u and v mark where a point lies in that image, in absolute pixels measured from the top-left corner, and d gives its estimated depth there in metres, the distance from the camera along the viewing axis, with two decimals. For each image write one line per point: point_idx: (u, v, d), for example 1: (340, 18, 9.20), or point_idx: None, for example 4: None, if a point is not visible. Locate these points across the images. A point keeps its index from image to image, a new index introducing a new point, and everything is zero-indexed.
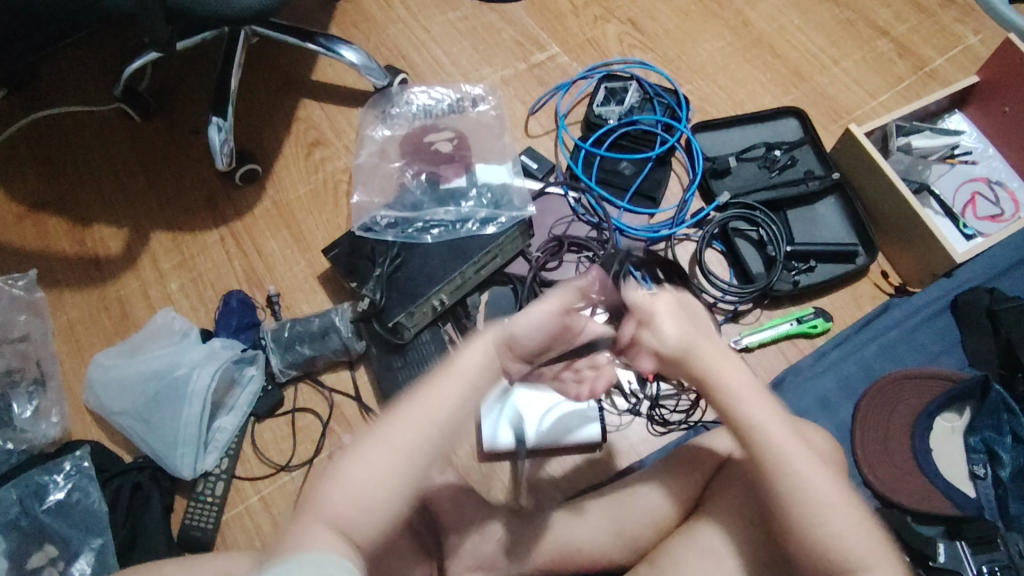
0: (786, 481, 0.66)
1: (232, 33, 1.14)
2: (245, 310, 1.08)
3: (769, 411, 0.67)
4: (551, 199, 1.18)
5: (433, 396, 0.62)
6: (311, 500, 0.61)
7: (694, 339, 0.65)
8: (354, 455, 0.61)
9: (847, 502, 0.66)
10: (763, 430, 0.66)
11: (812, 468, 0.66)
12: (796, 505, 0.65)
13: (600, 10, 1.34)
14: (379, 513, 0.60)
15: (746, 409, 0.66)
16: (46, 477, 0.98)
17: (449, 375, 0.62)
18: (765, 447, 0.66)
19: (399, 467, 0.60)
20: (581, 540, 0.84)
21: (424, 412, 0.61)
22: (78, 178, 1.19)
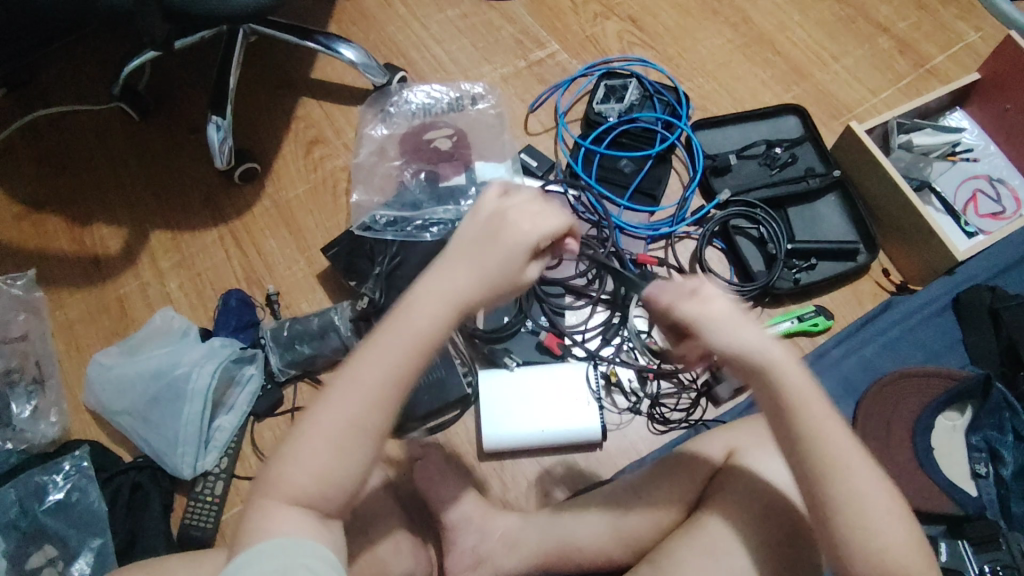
0: (836, 483, 0.61)
1: (231, 31, 1.13)
2: (244, 309, 1.08)
3: (826, 413, 0.63)
4: (550, 197, 1.17)
5: (384, 361, 0.60)
6: (268, 477, 0.61)
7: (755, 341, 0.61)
8: (308, 432, 0.60)
9: (897, 510, 0.62)
10: (822, 433, 0.62)
11: (868, 473, 0.62)
12: (851, 511, 0.61)
13: (600, 7, 1.34)
14: (341, 488, 0.61)
15: (808, 412, 0.62)
16: (45, 478, 0.98)
17: (398, 336, 0.61)
18: (822, 452, 0.62)
19: (354, 441, 0.60)
20: (580, 539, 0.85)
21: (378, 380, 0.60)
22: (76, 177, 1.18)
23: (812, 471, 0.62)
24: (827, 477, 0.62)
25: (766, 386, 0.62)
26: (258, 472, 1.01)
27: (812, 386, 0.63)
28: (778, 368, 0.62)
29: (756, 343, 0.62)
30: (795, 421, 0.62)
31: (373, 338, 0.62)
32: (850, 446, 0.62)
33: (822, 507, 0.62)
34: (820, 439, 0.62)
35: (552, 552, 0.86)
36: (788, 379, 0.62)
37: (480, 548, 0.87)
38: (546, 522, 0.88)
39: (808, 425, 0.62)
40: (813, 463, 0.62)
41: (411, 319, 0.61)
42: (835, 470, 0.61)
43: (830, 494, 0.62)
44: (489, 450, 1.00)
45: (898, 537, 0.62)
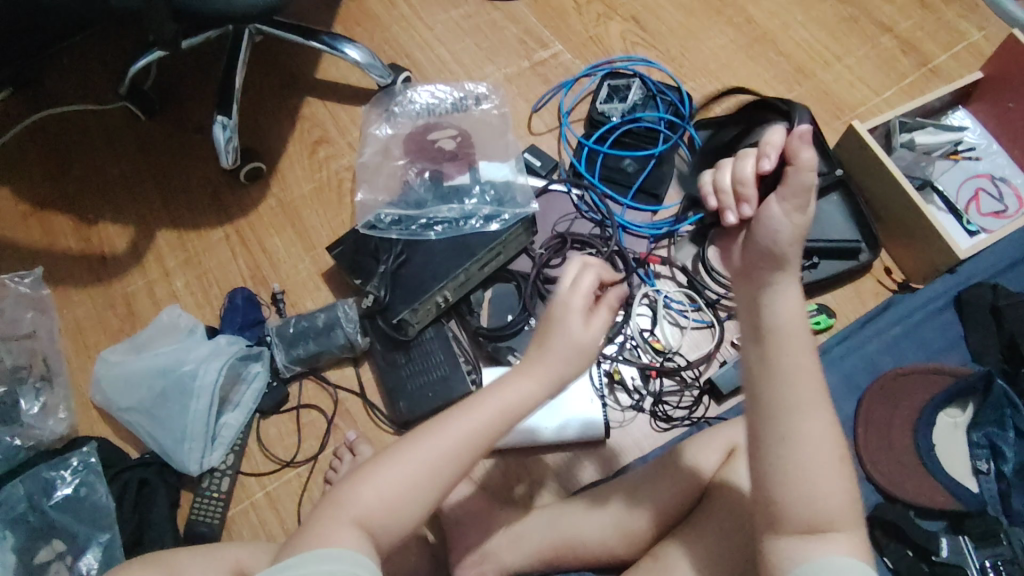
0: (787, 420, 0.59)
1: (237, 31, 1.14)
2: (250, 307, 1.09)
3: (804, 351, 0.60)
4: (553, 197, 1.18)
5: (474, 420, 0.64)
6: (337, 495, 0.62)
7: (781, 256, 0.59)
8: (389, 462, 0.62)
9: (841, 472, 0.60)
10: (793, 367, 0.60)
11: (825, 425, 0.60)
12: (800, 449, 0.59)
13: (603, 8, 1.35)
14: (403, 527, 0.62)
15: (785, 343, 0.60)
16: (53, 473, 0.98)
17: (491, 400, 0.65)
18: (784, 387, 0.60)
19: (427, 485, 0.62)
20: (586, 533, 0.84)
21: (465, 436, 0.64)
22: (84, 176, 1.19)
23: (768, 403, 0.60)
24: (783, 412, 0.60)
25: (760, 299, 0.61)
26: (265, 468, 1.02)
27: (803, 319, 0.61)
28: (779, 280, 0.60)
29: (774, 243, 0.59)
30: (774, 346, 0.60)
31: (464, 401, 0.66)
32: (815, 392, 0.60)
33: (767, 441, 0.60)
34: (786, 374, 0.60)
35: (558, 547, 0.85)
36: (777, 304, 0.60)
37: (484, 545, 0.86)
38: (551, 518, 0.87)
39: (779, 352, 0.60)
40: (772, 395, 0.60)
41: (507, 394, 0.66)
42: (794, 410, 0.59)
43: (775, 431, 0.60)
44: (494, 445, 1.00)
45: (834, 493, 0.59)
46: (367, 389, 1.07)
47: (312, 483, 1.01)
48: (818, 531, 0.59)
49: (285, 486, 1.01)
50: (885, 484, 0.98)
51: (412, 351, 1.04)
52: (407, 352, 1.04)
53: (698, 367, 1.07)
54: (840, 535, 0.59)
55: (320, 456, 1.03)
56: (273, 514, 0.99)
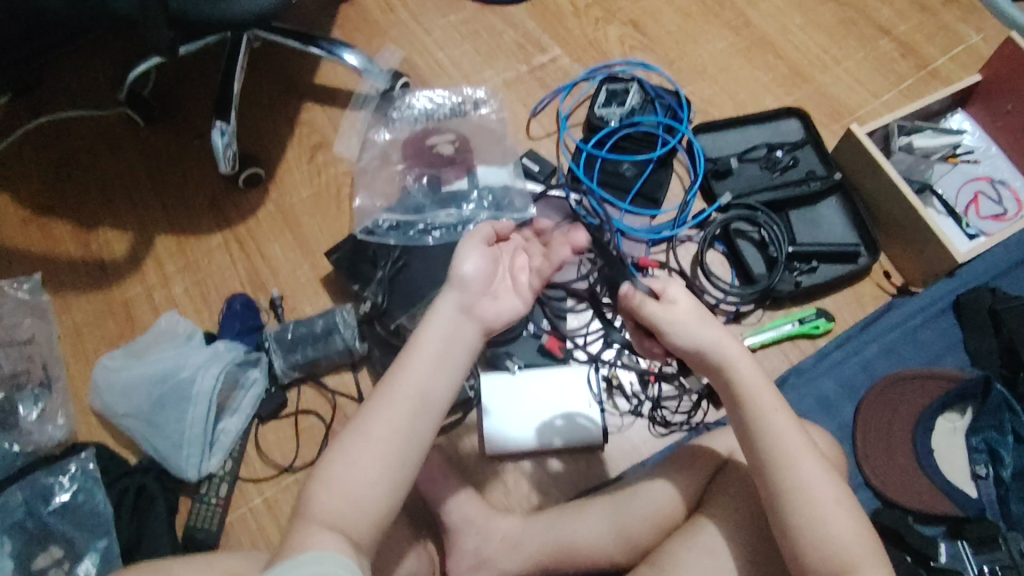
0: (787, 475, 0.69)
1: (235, 37, 1.14)
2: (249, 313, 1.09)
3: (775, 405, 0.70)
4: (551, 201, 1.17)
5: (402, 385, 0.66)
6: (303, 503, 0.64)
7: (705, 333, 0.70)
8: (335, 453, 0.64)
9: (842, 504, 0.68)
10: (778, 427, 0.70)
11: (815, 469, 0.69)
12: (799, 500, 0.68)
13: (602, 12, 1.35)
14: (371, 505, 0.63)
15: (757, 404, 0.70)
16: (51, 479, 0.99)
17: (411, 362, 0.66)
18: (772, 443, 0.69)
19: (379, 460, 0.63)
20: (581, 539, 0.85)
21: (398, 401, 0.65)
22: (83, 182, 1.20)
23: (763, 463, 0.70)
24: (776, 469, 0.69)
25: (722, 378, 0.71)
26: (263, 474, 1.02)
27: (762, 379, 0.71)
28: (727, 359, 0.70)
29: (699, 341, 0.70)
30: (746, 412, 0.70)
31: (390, 371, 0.67)
32: (800, 440, 0.70)
33: (774, 497, 0.69)
34: (771, 429, 0.70)
35: (554, 551, 0.85)
36: (736, 371, 0.70)
37: (481, 550, 0.86)
38: (547, 523, 0.88)
39: (762, 417, 0.70)
40: (763, 453, 0.70)
41: (423, 349, 0.67)
42: (783, 463, 0.69)
43: (777, 485, 0.69)
44: (492, 451, 1.00)
45: (842, 532, 0.67)
46: (365, 395, 1.06)
47: None
48: (843, 572, 0.66)
49: (283, 492, 1.01)
50: (883, 489, 0.98)
51: None
52: None
53: None
54: (862, 567, 0.66)
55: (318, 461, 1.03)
56: (271, 520, 0.99)
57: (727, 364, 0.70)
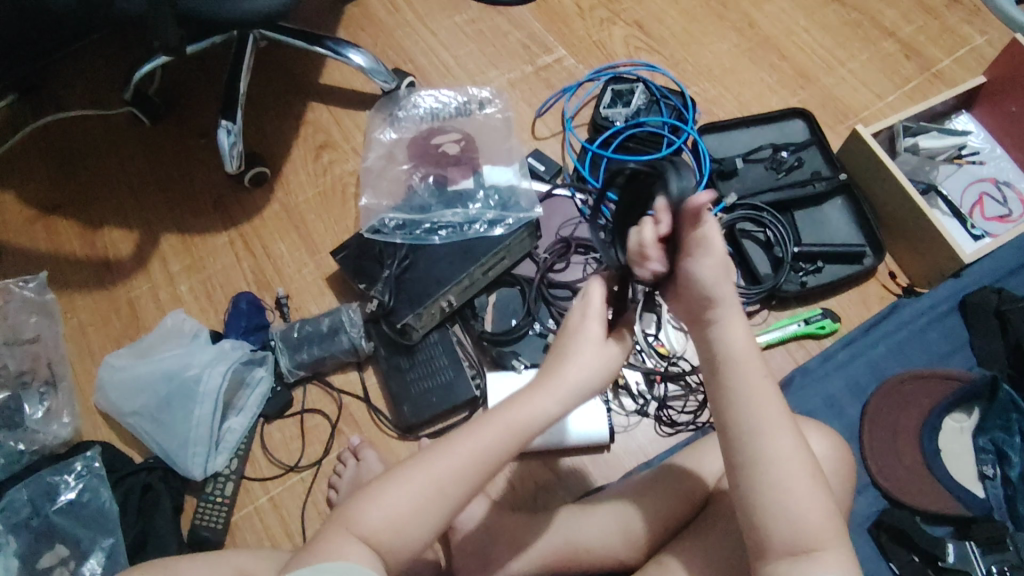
0: (754, 443, 0.64)
1: (241, 37, 1.14)
2: (254, 312, 1.09)
3: (761, 376, 0.65)
4: (558, 201, 1.18)
5: (487, 440, 0.64)
6: (344, 514, 0.63)
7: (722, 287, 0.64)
8: (397, 483, 0.62)
9: (813, 488, 0.63)
10: (752, 392, 0.65)
11: (791, 447, 0.64)
12: (763, 471, 0.63)
13: (606, 13, 1.35)
14: (410, 545, 0.62)
15: (740, 370, 0.65)
16: (57, 478, 0.98)
17: (504, 422, 0.64)
18: (746, 412, 0.64)
19: (437, 509, 0.62)
20: (591, 541, 0.84)
21: (474, 458, 0.63)
22: (88, 181, 1.20)
23: (735, 428, 0.65)
24: (748, 437, 0.64)
25: (712, 337, 0.66)
26: (269, 472, 1.02)
27: (751, 347, 0.66)
28: (720, 315, 0.65)
29: (718, 282, 0.63)
30: (725, 375, 0.65)
31: (481, 421, 0.65)
32: (779, 416, 0.65)
33: (738, 462, 0.65)
34: (750, 398, 0.65)
35: (564, 553, 0.85)
36: (726, 331, 0.65)
37: (488, 551, 0.87)
38: (552, 524, 0.87)
39: (735, 378, 0.65)
40: (734, 419, 0.65)
41: (519, 411, 0.64)
42: (754, 433, 0.64)
43: (743, 454, 0.64)
44: None
45: (806, 511, 0.62)
46: (371, 394, 1.06)
47: (316, 489, 1.01)
48: (801, 554, 0.62)
49: (289, 491, 1.01)
50: (890, 489, 0.98)
51: (416, 355, 1.04)
52: (411, 356, 1.04)
53: None
54: (820, 551, 0.62)
55: (324, 460, 1.03)
56: (276, 519, 0.99)
57: (721, 318, 0.65)
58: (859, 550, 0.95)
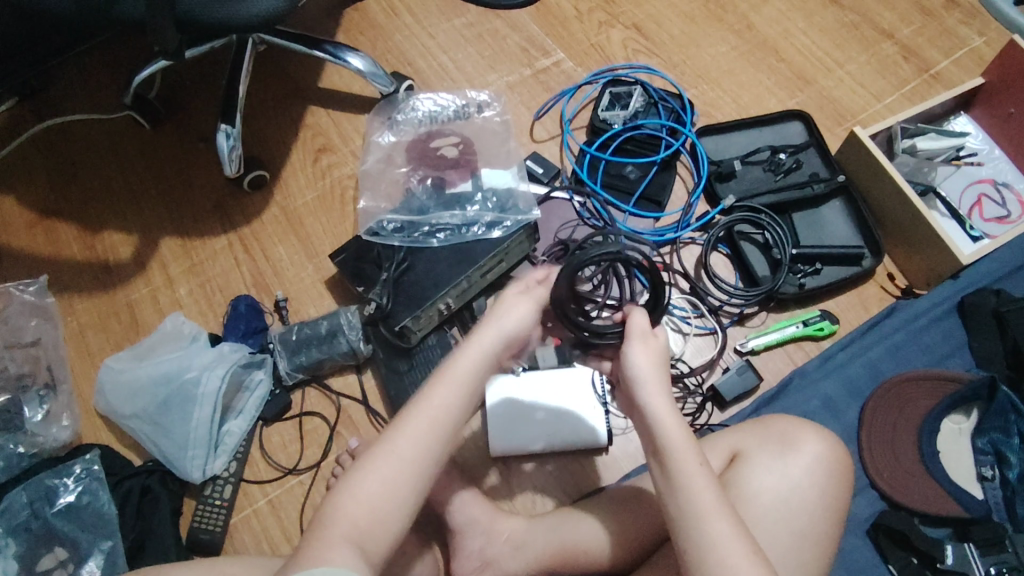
0: (693, 527, 0.65)
1: (240, 42, 1.15)
2: (253, 314, 1.09)
3: (698, 464, 0.67)
4: (556, 204, 1.18)
5: (436, 404, 0.68)
6: (326, 516, 0.64)
7: (649, 377, 0.70)
8: (367, 469, 0.65)
9: (755, 564, 0.63)
10: (686, 477, 0.66)
11: (729, 530, 0.64)
12: (702, 554, 0.63)
13: (605, 16, 1.35)
14: (392, 525, 0.65)
15: (676, 459, 0.67)
16: (56, 480, 0.99)
17: (448, 384, 0.69)
18: (686, 499, 0.65)
19: (407, 483, 0.65)
20: (586, 542, 0.84)
21: (430, 424, 0.67)
22: (89, 185, 1.20)
23: (676, 515, 0.66)
24: (688, 526, 0.65)
25: (646, 424, 0.69)
26: (267, 475, 1.02)
27: (683, 431, 0.68)
28: (652, 402, 0.69)
29: (645, 369, 0.70)
30: (661, 458, 0.67)
31: (425, 390, 0.69)
32: (715, 499, 0.65)
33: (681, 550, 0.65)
34: (686, 485, 0.66)
35: (559, 555, 0.85)
36: (659, 415, 0.69)
37: (487, 551, 0.86)
38: (550, 526, 0.87)
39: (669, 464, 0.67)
40: (673, 509, 0.66)
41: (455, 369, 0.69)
42: (693, 521, 0.65)
43: (688, 543, 0.64)
44: (497, 453, 1.00)
45: None
46: (370, 397, 1.07)
47: (314, 492, 1.01)
48: None
49: (288, 493, 1.01)
50: (889, 491, 0.98)
51: (414, 358, 1.04)
52: (409, 360, 1.04)
53: (701, 373, 1.07)
54: None
55: (322, 463, 1.03)
56: (274, 522, 0.99)
57: (650, 397, 0.69)
58: (858, 552, 0.95)
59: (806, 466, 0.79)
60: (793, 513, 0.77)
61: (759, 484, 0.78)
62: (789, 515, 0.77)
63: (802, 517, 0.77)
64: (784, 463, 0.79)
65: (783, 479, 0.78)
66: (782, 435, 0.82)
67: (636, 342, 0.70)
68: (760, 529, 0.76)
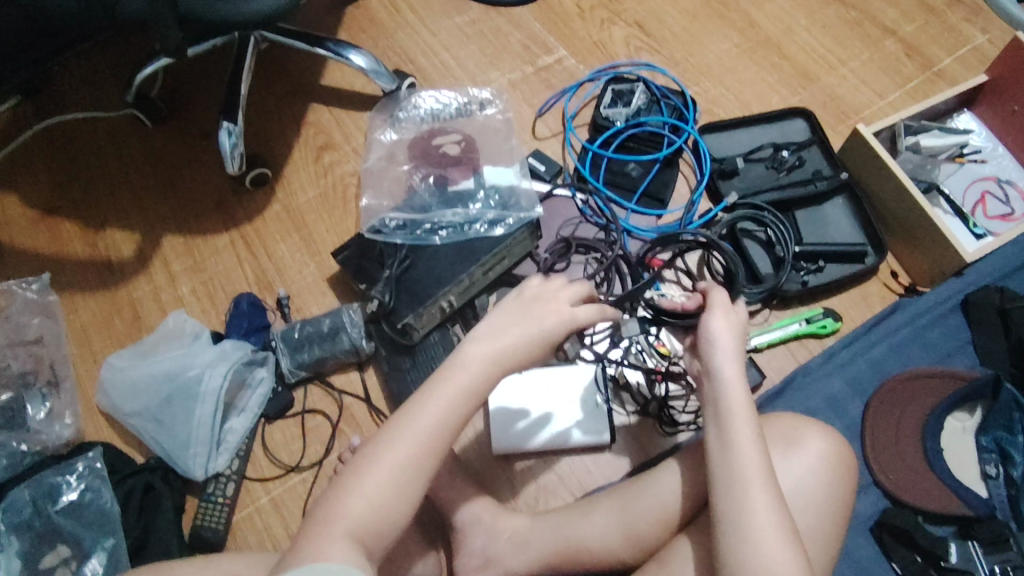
0: (738, 492, 0.66)
1: (243, 38, 1.15)
2: (255, 313, 1.09)
3: (752, 432, 0.68)
4: (557, 201, 1.18)
5: (436, 406, 0.67)
6: (326, 511, 0.64)
7: (727, 344, 0.71)
8: (367, 469, 0.65)
9: (787, 537, 0.64)
10: (744, 440, 0.68)
11: (766, 498, 0.65)
12: (740, 519, 0.65)
13: (607, 13, 1.35)
14: (395, 522, 0.64)
15: (738, 421, 0.69)
16: (58, 478, 0.98)
17: (455, 377, 0.67)
18: (734, 463, 0.67)
19: (415, 480, 0.65)
20: (590, 540, 0.84)
21: (433, 425, 0.66)
22: (90, 183, 1.20)
23: (722, 477, 0.67)
24: (729, 488, 0.66)
25: (713, 386, 0.71)
26: (270, 473, 1.02)
27: (747, 397, 0.70)
28: (721, 366, 0.71)
29: (725, 334, 0.72)
30: (723, 418, 0.69)
31: (423, 392, 0.68)
32: (761, 466, 0.67)
33: (722, 516, 0.66)
34: (738, 449, 0.67)
35: (563, 552, 0.85)
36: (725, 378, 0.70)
37: (489, 549, 0.87)
38: (553, 524, 0.87)
39: (730, 427, 0.69)
40: (720, 469, 0.67)
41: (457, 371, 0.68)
42: (736, 484, 0.66)
43: (729, 504, 0.66)
44: (498, 450, 1.00)
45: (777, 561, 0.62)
46: (372, 394, 1.06)
47: (316, 490, 1.01)
48: None
49: (290, 491, 1.01)
50: (893, 489, 0.98)
51: (417, 355, 1.04)
52: (412, 357, 1.04)
53: None
54: None
55: (325, 460, 1.03)
56: (277, 519, 0.99)
57: (722, 360, 0.71)
58: (862, 551, 0.95)
59: (810, 465, 0.79)
60: (796, 512, 0.77)
61: None
62: (793, 514, 0.76)
63: (803, 516, 0.77)
64: (788, 462, 0.79)
65: (787, 477, 0.78)
66: (787, 433, 0.81)
67: (718, 313, 0.73)
68: None
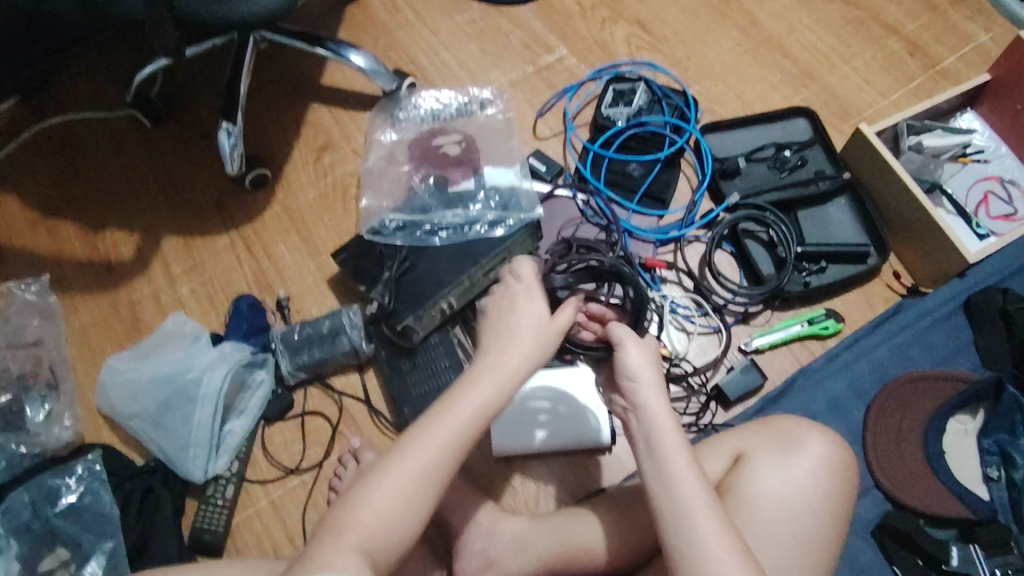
0: (684, 522, 0.64)
1: (242, 39, 1.14)
2: (255, 314, 1.08)
3: (687, 461, 0.67)
4: (559, 201, 1.17)
5: (456, 422, 0.67)
6: (335, 522, 0.64)
7: (645, 376, 0.71)
8: (382, 479, 0.65)
9: (737, 558, 0.62)
10: (675, 471, 0.67)
11: (716, 526, 0.64)
12: (687, 548, 0.63)
13: (608, 12, 1.34)
14: (403, 538, 0.64)
15: (668, 452, 0.68)
16: (58, 481, 0.98)
17: (470, 401, 0.68)
18: (674, 492, 0.66)
19: (427, 494, 0.65)
20: (590, 543, 0.84)
21: (453, 441, 0.67)
22: (90, 184, 1.20)
23: (662, 510, 0.66)
24: (673, 520, 0.65)
25: (640, 422, 0.70)
26: (269, 475, 1.02)
27: (675, 428, 0.69)
28: (644, 401, 0.70)
29: (640, 367, 0.72)
30: (653, 453, 0.68)
31: (445, 407, 0.68)
32: (702, 495, 0.65)
33: (669, 548, 0.64)
34: (677, 481, 0.66)
35: (564, 556, 0.84)
36: (651, 410, 0.70)
37: (489, 552, 0.86)
38: (553, 526, 0.87)
39: (661, 459, 0.67)
40: (660, 504, 0.66)
41: (481, 385, 0.69)
42: (679, 517, 0.64)
43: (674, 537, 0.64)
44: (498, 454, 1.00)
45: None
46: (372, 396, 1.06)
47: (316, 492, 1.01)
48: None
49: (290, 494, 1.01)
50: (894, 491, 0.97)
51: (417, 358, 1.04)
52: (412, 359, 1.04)
53: (705, 372, 1.07)
54: None
55: (324, 463, 1.02)
56: (276, 521, 0.99)
57: (642, 394, 0.71)
58: (863, 553, 0.95)
59: (810, 469, 0.78)
60: (798, 515, 0.76)
61: (761, 486, 0.78)
62: (793, 517, 0.76)
63: (804, 519, 0.76)
64: (787, 466, 0.79)
65: (788, 480, 0.78)
66: (785, 436, 0.82)
67: (628, 346, 0.72)
68: (761, 532, 0.75)
